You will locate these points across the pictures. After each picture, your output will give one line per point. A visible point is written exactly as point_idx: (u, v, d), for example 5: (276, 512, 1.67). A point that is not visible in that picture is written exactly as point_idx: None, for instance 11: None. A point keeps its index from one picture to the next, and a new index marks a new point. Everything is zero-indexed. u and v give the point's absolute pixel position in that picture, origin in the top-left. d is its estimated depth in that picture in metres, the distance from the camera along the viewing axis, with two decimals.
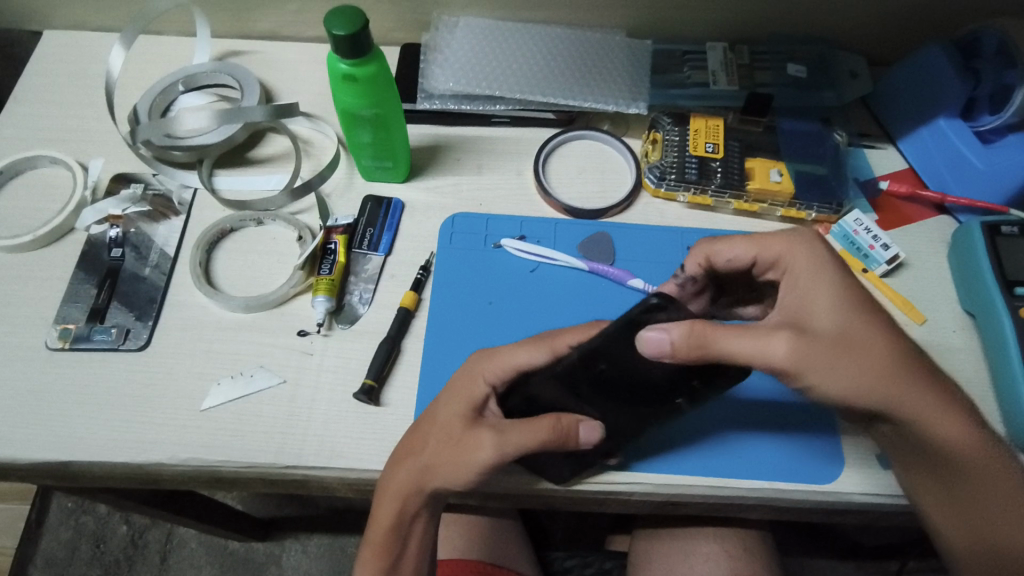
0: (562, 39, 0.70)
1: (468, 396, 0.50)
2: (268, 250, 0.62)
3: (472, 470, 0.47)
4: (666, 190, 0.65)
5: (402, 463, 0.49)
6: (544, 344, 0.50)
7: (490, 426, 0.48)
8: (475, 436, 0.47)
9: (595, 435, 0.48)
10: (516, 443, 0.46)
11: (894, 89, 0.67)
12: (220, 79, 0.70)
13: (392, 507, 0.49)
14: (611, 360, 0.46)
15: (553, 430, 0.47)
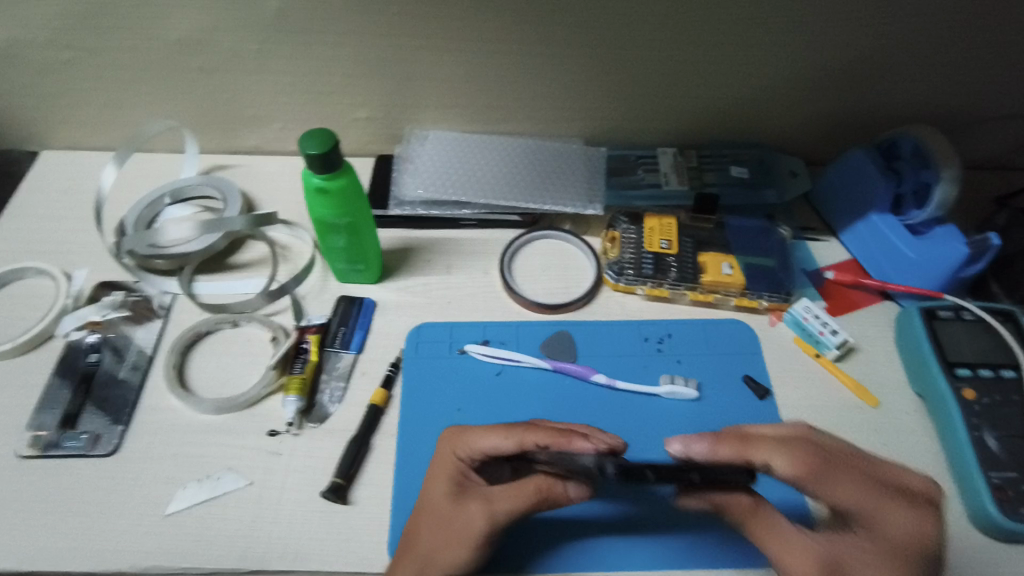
0: (524, 148, 0.77)
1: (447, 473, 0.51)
2: (242, 352, 0.64)
3: (466, 546, 0.47)
4: (625, 284, 0.68)
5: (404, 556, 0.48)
6: (513, 435, 0.50)
7: (478, 498, 0.49)
8: (463, 509, 0.48)
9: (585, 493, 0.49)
10: (506, 507, 0.48)
11: (831, 186, 0.73)
12: (206, 191, 0.74)
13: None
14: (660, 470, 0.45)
15: (542, 494, 0.48)
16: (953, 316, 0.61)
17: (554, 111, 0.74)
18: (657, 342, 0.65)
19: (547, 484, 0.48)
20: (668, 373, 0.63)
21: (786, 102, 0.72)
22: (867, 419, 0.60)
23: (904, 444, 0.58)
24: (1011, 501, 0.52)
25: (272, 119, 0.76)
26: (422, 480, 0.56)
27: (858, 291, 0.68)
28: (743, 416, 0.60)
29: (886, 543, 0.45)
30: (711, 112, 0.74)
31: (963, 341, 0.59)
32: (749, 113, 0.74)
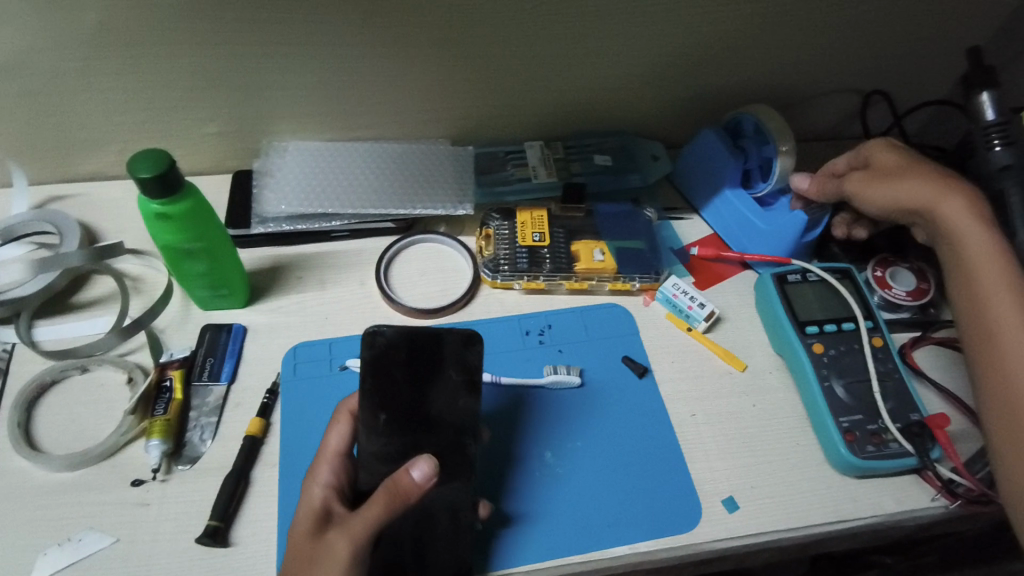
0: (390, 152, 0.75)
1: (310, 510, 0.47)
2: (96, 398, 0.58)
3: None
4: (502, 281, 0.68)
5: None
6: (341, 415, 0.52)
7: (336, 527, 0.45)
8: (324, 544, 0.44)
9: (431, 467, 0.45)
10: (364, 525, 0.44)
11: (690, 167, 0.76)
12: (39, 227, 0.67)
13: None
14: (380, 402, 0.50)
15: (392, 498, 0.44)
16: (801, 278, 0.66)
17: (415, 114, 0.73)
18: (538, 334, 0.66)
19: (395, 482, 0.45)
20: (551, 364, 0.64)
21: (638, 89, 0.75)
22: (734, 383, 0.64)
23: (768, 402, 0.63)
24: (858, 441, 0.57)
25: (109, 141, 0.70)
26: None
27: (722, 262, 0.72)
28: (625, 395, 0.63)
29: (959, 222, 0.54)
30: (570, 105, 0.76)
31: (811, 301, 0.64)
32: (605, 102, 0.76)
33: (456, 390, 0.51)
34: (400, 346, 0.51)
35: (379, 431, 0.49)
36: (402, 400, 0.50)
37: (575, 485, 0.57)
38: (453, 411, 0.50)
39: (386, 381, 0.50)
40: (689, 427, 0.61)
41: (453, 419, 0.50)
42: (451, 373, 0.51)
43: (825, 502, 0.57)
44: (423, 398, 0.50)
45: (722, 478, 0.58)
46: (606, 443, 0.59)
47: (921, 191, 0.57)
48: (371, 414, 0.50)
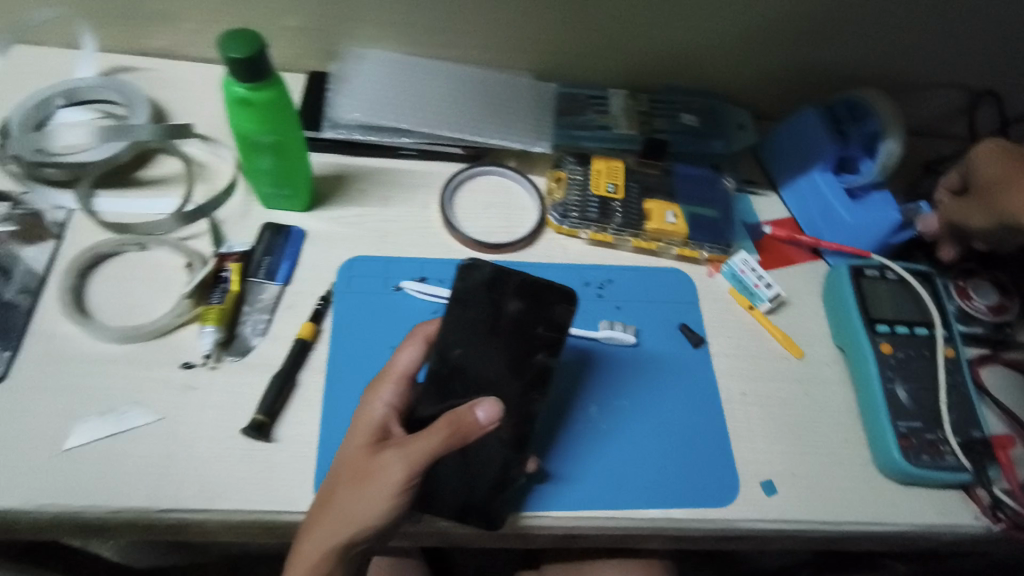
0: (471, 76, 0.72)
1: (368, 424, 0.48)
2: (151, 278, 0.58)
3: (388, 496, 0.44)
4: (569, 227, 0.67)
5: (320, 517, 0.45)
6: (417, 338, 0.51)
7: (393, 446, 0.45)
8: (379, 461, 0.45)
9: (494, 412, 0.45)
10: (424, 451, 0.44)
11: (781, 144, 0.73)
12: (107, 95, 0.66)
13: (305, 573, 0.45)
14: (459, 337, 0.51)
15: (452, 431, 0.45)
16: (879, 274, 0.64)
17: (503, 39, 0.69)
18: (597, 287, 0.64)
19: (458, 416, 0.45)
20: (608, 319, 0.62)
21: (740, 49, 0.71)
22: (789, 368, 0.62)
23: (821, 393, 0.61)
24: (914, 447, 0.56)
25: (187, 18, 0.67)
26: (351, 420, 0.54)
27: (791, 246, 0.70)
28: (679, 364, 0.61)
29: None
30: (665, 55, 0.71)
31: (886, 299, 0.62)
32: (702, 58, 0.72)
33: (536, 344, 0.52)
34: (496, 288, 0.53)
35: (450, 363, 0.50)
36: (482, 340, 0.51)
37: (616, 443, 0.56)
38: (526, 364, 0.51)
39: (472, 317, 0.52)
40: (737, 406, 0.60)
41: (525, 372, 0.51)
42: (536, 327, 0.52)
43: (864, 500, 0.56)
44: (502, 346, 0.51)
45: (763, 460, 0.57)
46: (653, 407, 0.58)
47: None
48: (448, 345, 0.51)
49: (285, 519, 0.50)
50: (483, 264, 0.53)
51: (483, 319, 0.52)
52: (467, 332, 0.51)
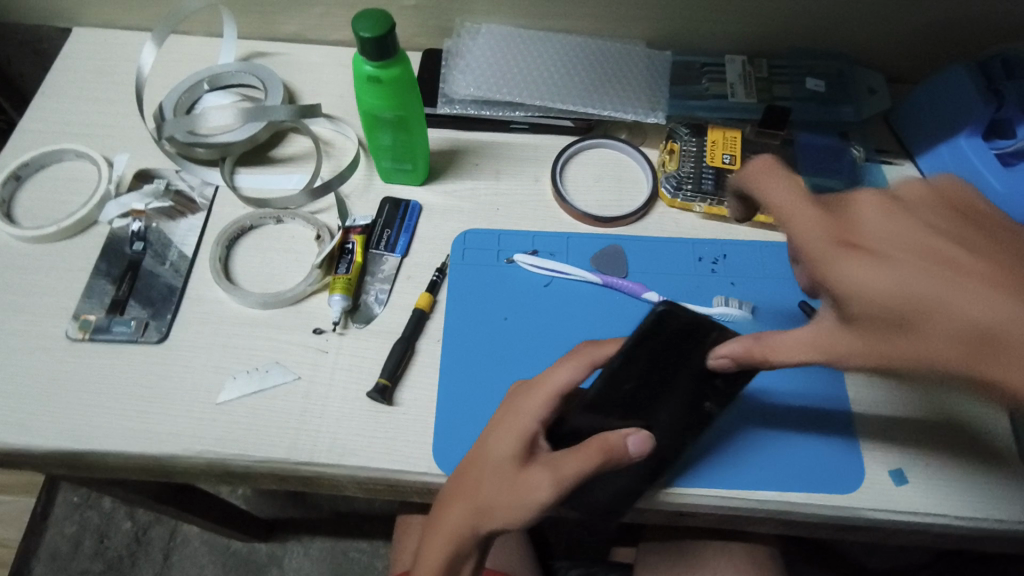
0: (583, 47, 0.71)
1: (519, 432, 0.48)
2: (287, 249, 0.63)
3: (532, 510, 0.46)
4: (682, 200, 0.65)
5: (455, 506, 0.48)
6: (582, 358, 0.50)
7: (544, 461, 0.46)
8: (530, 474, 0.46)
9: (647, 446, 0.47)
10: (573, 472, 0.45)
11: (917, 108, 0.67)
12: (244, 79, 0.71)
13: (441, 550, 0.48)
14: (628, 371, 0.50)
15: (605, 459, 0.46)
16: None
17: (618, 9, 0.68)
18: (711, 262, 0.63)
19: (610, 445, 0.46)
20: (723, 295, 0.61)
21: (876, 7, 0.65)
22: None
23: None
24: None
25: (315, 3, 0.70)
26: (468, 387, 0.56)
27: None
28: None
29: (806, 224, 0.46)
30: (790, 17, 0.67)
31: None
32: (832, 17, 0.67)
33: (707, 393, 0.52)
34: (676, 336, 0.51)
35: (613, 392, 0.50)
36: (656, 377, 0.51)
37: (727, 420, 0.55)
38: (692, 409, 0.52)
39: (644, 351, 0.51)
40: (862, 390, 0.57)
41: (690, 410, 0.52)
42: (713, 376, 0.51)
43: (1003, 497, 0.52)
44: (670, 381, 0.51)
45: (890, 448, 0.54)
46: (768, 387, 0.57)
47: (806, 216, 0.46)
48: (613, 372, 0.50)
49: (409, 476, 0.53)
50: (677, 312, 0.51)
51: (656, 352, 0.51)
52: (637, 365, 0.51)
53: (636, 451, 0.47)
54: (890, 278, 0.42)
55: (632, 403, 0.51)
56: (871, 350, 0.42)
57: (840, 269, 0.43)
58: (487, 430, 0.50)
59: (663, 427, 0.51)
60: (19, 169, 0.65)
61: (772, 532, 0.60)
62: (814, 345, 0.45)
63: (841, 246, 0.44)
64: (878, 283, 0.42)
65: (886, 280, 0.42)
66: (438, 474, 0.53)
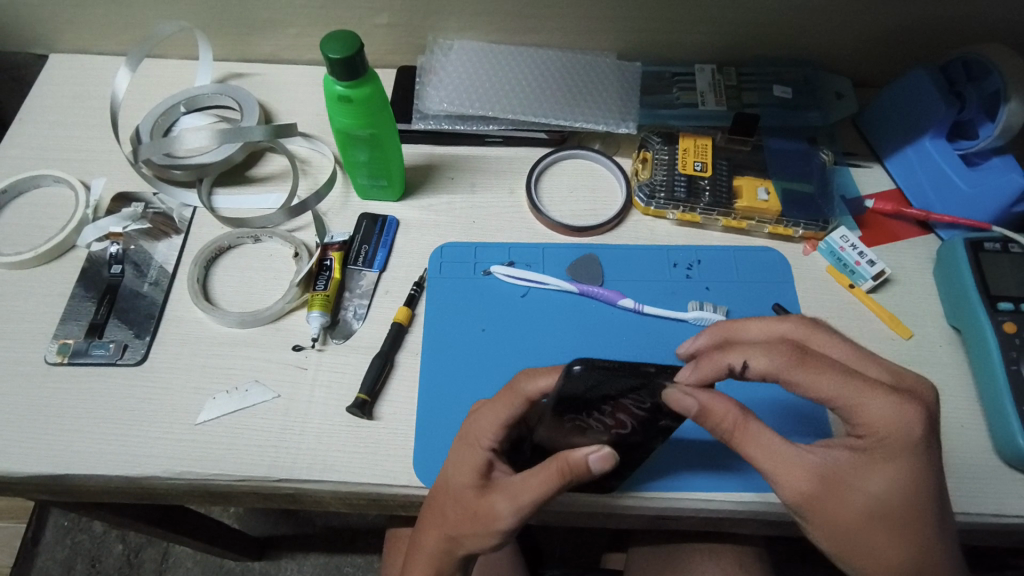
0: (555, 60, 0.72)
1: (474, 464, 0.48)
2: (265, 267, 0.63)
3: (500, 533, 0.47)
4: (656, 208, 0.66)
5: (431, 528, 0.49)
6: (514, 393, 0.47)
7: (501, 488, 0.47)
8: (490, 503, 0.47)
9: (608, 462, 0.43)
10: (529, 498, 0.45)
11: (883, 111, 0.69)
12: (221, 101, 0.72)
13: (426, 566, 0.50)
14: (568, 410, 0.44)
15: (560, 484, 0.45)
16: (1000, 247, 0.59)
17: (587, 22, 0.69)
18: (685, 268, 0.64)
19: (564, 469, 0.44)
20: (697, 299, 0.62)
21: (839, 15, 0.67)
22: (895, 353, 0.59)
23: (934, 377, 0.58)
24: None
25: (288, 24, 0.71)
26: (446, 400, 0.57)
27: (898, 220, 0.66)
28: None
29: (829, 373, 0.44)
30: (755, 26, 0.69)
31: (1008, 274, 0.58)
32: (797, 24, 0.68)
33: (662, 415, 0.46)
34: (614, 378, 0.41)
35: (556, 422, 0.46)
36: (601, 413, 0.45)
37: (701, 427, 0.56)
38: (650, 426, 0.47)
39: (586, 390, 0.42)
40: None
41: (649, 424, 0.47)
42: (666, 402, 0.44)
43: (981, 492, 0.52)
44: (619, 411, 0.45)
45: None
46: (743, 390, 0.57)
47: (829, 370, 0.44)
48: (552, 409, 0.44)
49: (389, 490, 0.54)
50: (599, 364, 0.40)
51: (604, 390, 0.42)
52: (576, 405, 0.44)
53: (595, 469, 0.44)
54: (901, 425, 0.44)
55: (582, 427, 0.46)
56: (848, 525, 0.44)
57: (864, 407, 0.44)
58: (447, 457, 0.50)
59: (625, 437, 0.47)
60: None
61: (754, 533, 0.60)
62: (794, 494, 0.45)
63: (867, 387, 0.44)
64: (889, 429, 0.43)
65: (898, 425, 0.44)
66: (418, 486, 0.53)
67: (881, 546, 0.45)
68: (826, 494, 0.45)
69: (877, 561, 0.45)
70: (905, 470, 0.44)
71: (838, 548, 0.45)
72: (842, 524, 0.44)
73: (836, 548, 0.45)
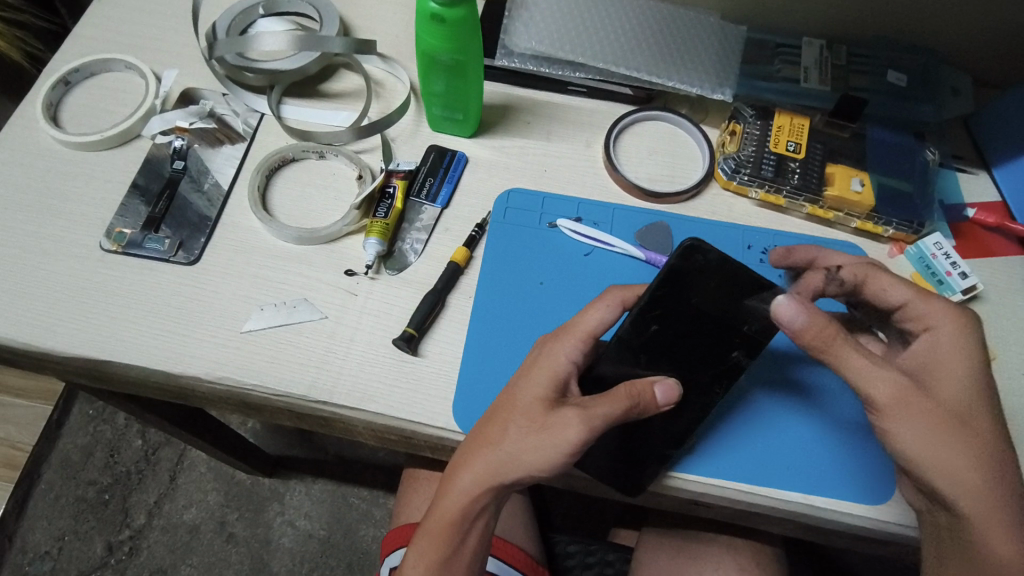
0: (654, 12, 0.68)
1: (552, 374, 0.48)
2: (327, 185, 0.61)
3: (562, 453, 0.45)
4: (738, 184, 0.62)
5: (480, 453, 0.46)
6: (612, 299, 0.50)
7: (574, 404, 0.46)
8: (560, 416, 0.45)
9: (672, 394, 0.46)
10: (604, 415, 0.45)
11: (1005, 115, 0.63)
12: (301, 9, 0.69)
13: (460, 499, 0.47)
14: (661, 317, 0.49)
15: (632, 401, 0.45)
16: None
17: None
18: (760, 251, 0.60)
19: (639, 390, 0.46)
20: None
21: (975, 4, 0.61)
22: None
23: (1010, 405, 0.54)
24: None
25: None
26: (495, 348, 0.55)
27: (999, 235, 0.62)
28: None
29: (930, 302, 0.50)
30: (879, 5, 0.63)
31: None
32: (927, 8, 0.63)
33: (736, 342, 0.49)
34: (712, 269, 0.48)
35: (644, 334, 0.49)
36: (685, 319, 0.49)
37: (755, 417, 0.54)
38: (722, 359, 0.50)
39: (680, 288, 0.48)
40: None
41: (718, 364, 0.50)
42: (743, 325, 0.49)
43: None
44: (700, 331, 0.49)
45: None
46: (804, 388, 0.55)
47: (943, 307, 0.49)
48: (644, 314, 0.49)
49: (426, 429, 0.52)
50: (710, 248, 0.47)
51: (700, 280, 0.48)
52: (667, 302, 0.49)
53: (665, 398, 0.46)
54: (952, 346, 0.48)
55: (663, 347, 0.50)
56: (927, 424, 0.45)
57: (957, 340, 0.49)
58: (515, 377, 0.49)
59: (690, 381, 0.50)
60: (69, 74, 0.64)
61: (783, 534, 0.58)
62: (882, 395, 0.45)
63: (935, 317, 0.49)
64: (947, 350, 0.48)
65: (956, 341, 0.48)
66: (456, 430, 0.52)
67: (956, 447, 0.45)
68: (913, 388, 0.46)
69: (961, 458, 0.45)
70: (971, 378, 0.47)
71: (914, 454, 0.45)
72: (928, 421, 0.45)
73: (920, 450, 0.45)
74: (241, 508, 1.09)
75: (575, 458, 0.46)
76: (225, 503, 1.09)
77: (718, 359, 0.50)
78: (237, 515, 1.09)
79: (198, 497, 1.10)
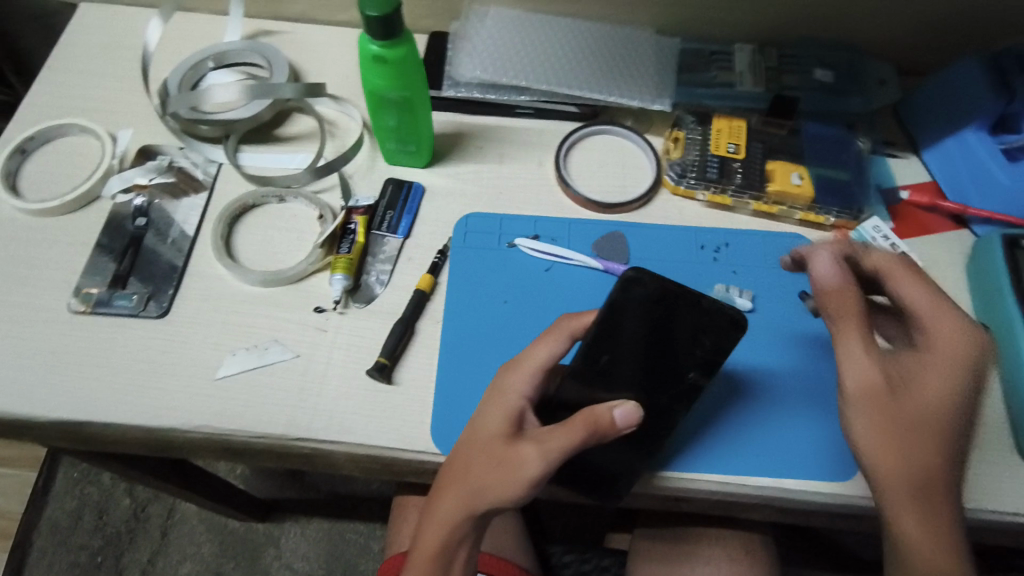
0: (591, 32, 0.71)
1: (507, 410, 0.49)
2: (289, 228, 0.63)
3: (523, 486, 0.46)
4: (686, 187, 0.65)
5: (448, 490, 0.48)
6: (559, 332, 0.51)
7: (530, 438, 0.47)
8: (517, 451, 0.47)
9: (632, 415, 0.47)
10: (558, 446, 0.46)
11: (925, 100, 0.67)
12: (251, 58, 0.71)
13: (436, 539, 0.48)
14: (612, 350, 0.50)
15: (589, 429, 0.46)
16: None
17: None
18: (713, 251, 0.63)
19: (594, 416, 0.47)
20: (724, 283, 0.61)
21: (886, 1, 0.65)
22: None
23: None
24: None
25: None
26: (465, 369, 0.56)
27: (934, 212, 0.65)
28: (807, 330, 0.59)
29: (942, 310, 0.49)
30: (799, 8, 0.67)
31: None
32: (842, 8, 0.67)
33: (688, 363, 0.51)
34: (651, 297, 0.51)
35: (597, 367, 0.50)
36: (635, 349, 0.51)
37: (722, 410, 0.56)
38: (676, 380, 0.51)
39: (626, 321, 0.51)
40: None
41: (676, 385, 0.51)
42: (694, 347, 0.51)
43: (998, 489, 0.52)
44: (649, 359, 0.51)
45: None
46: (767, 377, 0.57)
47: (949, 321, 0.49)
48: (593, 349, 0.50)
49: (405, 455, 0.53)
50: (646, 276, 0.51)
51: (637, 306, 0.51)
52: (619, 332, 0.51)
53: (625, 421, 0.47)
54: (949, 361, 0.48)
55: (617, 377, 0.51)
56: (887, 422, 0.47)
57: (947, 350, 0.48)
58: (476, 412, 0.51)
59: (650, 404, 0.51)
60: (25, 142, 0.65)
61: (764, 520, 0.60)
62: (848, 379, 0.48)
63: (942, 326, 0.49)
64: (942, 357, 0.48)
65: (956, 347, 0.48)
66: (435, 453, 0.53)
67: (911, 453, 0.46)
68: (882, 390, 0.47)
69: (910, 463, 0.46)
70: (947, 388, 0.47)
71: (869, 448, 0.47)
72: (895, 420, 0.47)
73: (874, 448, 0.47)
74: (237, 557, 1.08)
75: (540, 488, 0.47)
76: (221, 553, 1.08)
77: (674, 381, 0.51)
78: (234, 564, 1.08)
79: (193, 550, 1.08)
